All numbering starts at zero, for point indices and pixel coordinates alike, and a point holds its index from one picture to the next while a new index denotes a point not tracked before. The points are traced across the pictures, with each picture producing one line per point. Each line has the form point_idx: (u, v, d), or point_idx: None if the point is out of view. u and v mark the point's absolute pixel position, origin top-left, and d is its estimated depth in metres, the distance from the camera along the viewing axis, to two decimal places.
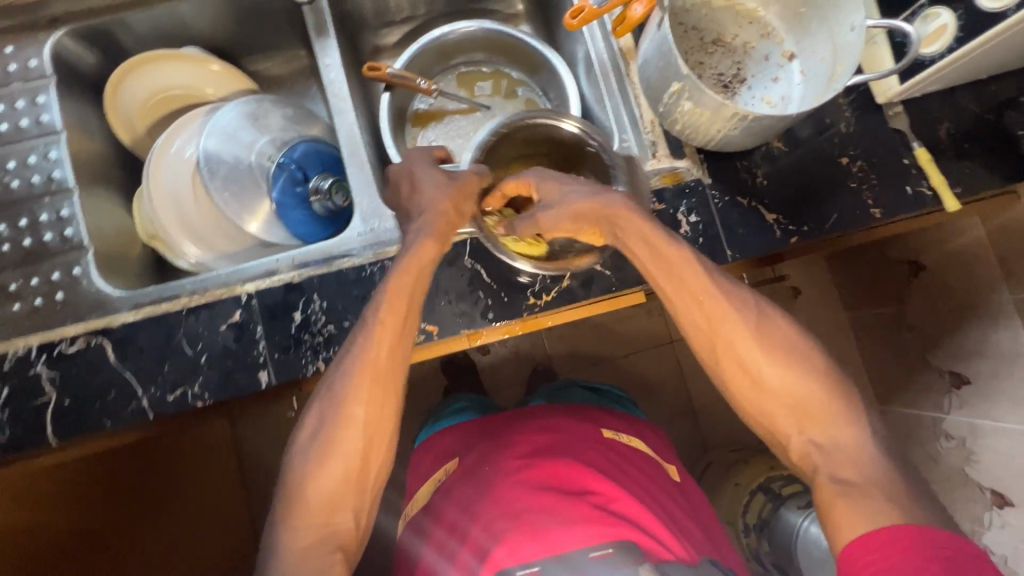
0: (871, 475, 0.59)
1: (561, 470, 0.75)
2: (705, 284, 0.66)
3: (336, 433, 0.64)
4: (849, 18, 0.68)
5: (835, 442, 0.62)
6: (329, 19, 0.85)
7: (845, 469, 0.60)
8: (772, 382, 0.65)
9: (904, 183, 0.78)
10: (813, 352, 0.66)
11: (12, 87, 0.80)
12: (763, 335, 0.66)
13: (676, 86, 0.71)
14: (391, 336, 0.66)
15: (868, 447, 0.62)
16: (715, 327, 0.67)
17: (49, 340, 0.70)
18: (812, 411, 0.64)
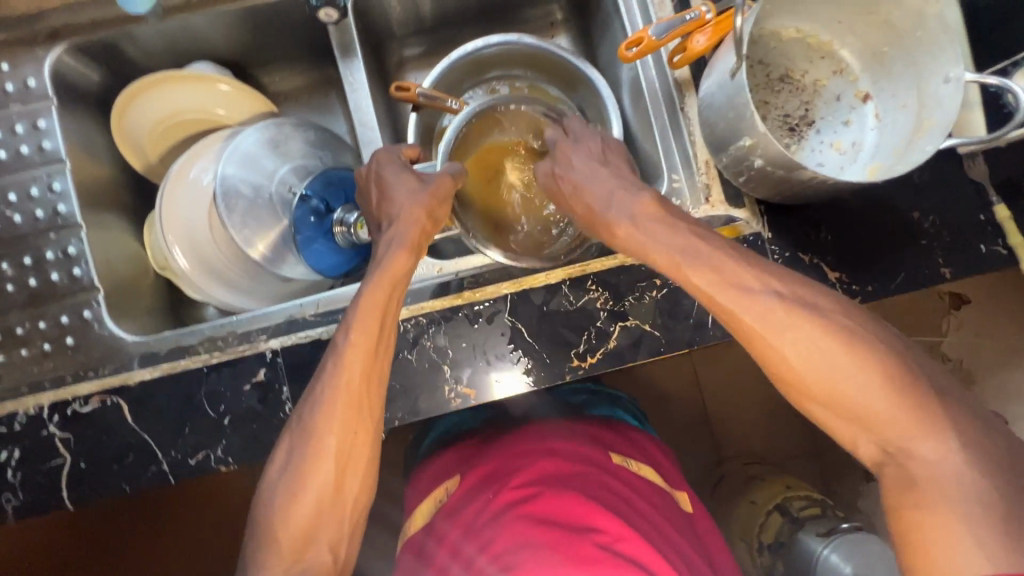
0: (965, 500, 0.47)
1: (569, 498, 0.63)
2: (740, 291, 0.55)
3: (311, 455, 0.59)
4: (942, 68, 0.61)
5: (926, 466, 0.50)
6: (356, 38, 0.78)
7: (929, 486, 0.49)
8: (834, 396, 0.53)
9: (978, 241, 0.72)
10: (891, 367, 0.52)
11: (10, 110, 0.73)
12: (824, 343, 0.53)
13: (747, 142, 0.62)
14: (360, 354, 0.61)
15: (962, 473, 0.48)
16: (758, 340, 0.55)
17: (62, 398, 0.65)
18: (888, 430, 0.52)
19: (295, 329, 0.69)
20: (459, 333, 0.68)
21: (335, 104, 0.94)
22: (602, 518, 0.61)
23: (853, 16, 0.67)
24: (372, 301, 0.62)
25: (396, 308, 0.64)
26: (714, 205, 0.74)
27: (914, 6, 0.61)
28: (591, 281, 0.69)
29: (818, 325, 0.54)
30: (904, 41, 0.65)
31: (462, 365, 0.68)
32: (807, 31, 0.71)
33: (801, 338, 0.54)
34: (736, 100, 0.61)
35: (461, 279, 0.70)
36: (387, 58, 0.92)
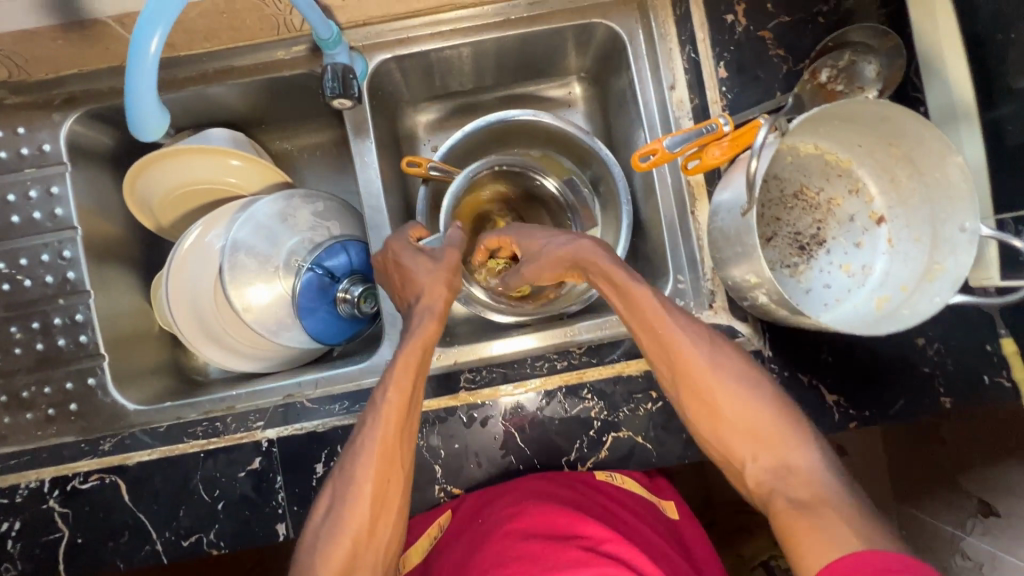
0: (827, 497, 0.54)
1: (552, 510, 0.62)
2: (662, 315, 0.63)
3: (350, 507, 0.59)
4: (957, 215, 0.60)
5: (790, 465, 0.57)
6: (370, 120, 0.78)
7: (795, 485, 0.56)
8: (724, 408, 0.61)
9: (982, 371, 0.70)
10: (762, 381, 0.62)
11: (24, 174, 0.74)
12: (717, 361, 0.62)
13: (752, 279, 0.62)
14: (395, 410, 0.62)
15: (820, 470, 0.56)
16: (671, 356, 0.63)
17: (63, 474, 0.69)
18: (768, 437, 0.59)
19: (292, 418, 0.71)
20: (453, 433, 0.69)
21: (346, 165, 0.94)
22: (590, 529, 0.60)
23: (873, 142, 0.65)
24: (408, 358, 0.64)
25: (426, 366, 0.66)
26: (717, 311, 0.75)
27: (935, 149, 0.59)
28: (587, 389, 0.70)
29: (711, 346, 0.63)
30: (921, 176, 0.63)
31: (453, 464, 0.69)
32: (824, 148, 0.70)
33: (702, 356, 0.62)
34: (744, 236, 0.61)
35: (459, 375, 0.72)
36: (402, 121, 0.90)
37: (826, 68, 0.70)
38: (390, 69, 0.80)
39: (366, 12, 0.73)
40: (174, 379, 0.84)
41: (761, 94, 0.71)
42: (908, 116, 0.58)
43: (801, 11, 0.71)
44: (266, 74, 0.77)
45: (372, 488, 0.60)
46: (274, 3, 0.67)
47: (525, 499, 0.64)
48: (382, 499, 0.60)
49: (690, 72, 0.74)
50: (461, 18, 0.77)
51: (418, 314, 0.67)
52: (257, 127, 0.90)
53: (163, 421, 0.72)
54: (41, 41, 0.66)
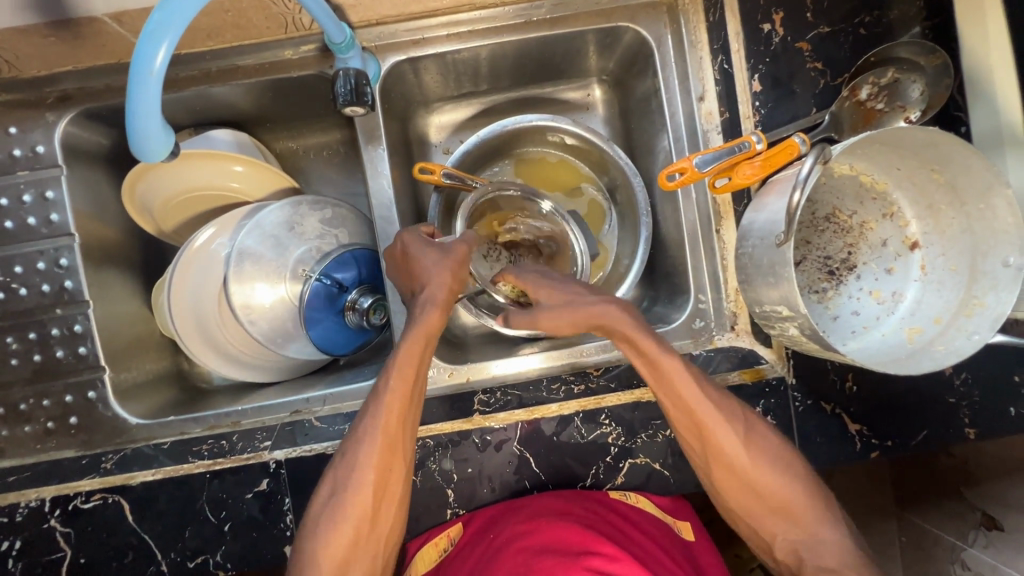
0: (847, 563, 0.56)
1: (562, 526, 0.59)
2: (690, 384, 0.59)
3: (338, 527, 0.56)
4: (1000, 250, 0.58)
5: (819, 541, 0.58)
6: (382, 127, 0.75)
7: (822, 557, 0.57)
8: (756, 484, 0.59)
9: (1010, 402, 0.68)
10: (790, 454, 0.61)
11: (17, 177, 0.70)
12: (748, 440, 0.60)
13: (783, 310, 0.60)
14: (401, 397, 0.59)
15: (846, 544, 0.58)
16: (699, 430, 0.60)
17: (64, 493, 0.67)
18: (797, 513, 0.59)
19: (301, 438, 0.69)
20: (466, 457, 0.67)
21: (355, 167, 0.90)
22: (603, 546, 0.56)
23: (914, 167, 0.62)
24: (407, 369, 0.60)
25: (428, 360, 0.63)
26: (740, 334, 0.74)
27: (983, 179, 0.56)
28: (605, 415, 0.68)
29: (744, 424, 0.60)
30: (960, 205, 0.61)
31: (466, 490, 0.67)
32: (860, 169, 0.67)
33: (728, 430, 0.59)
34: (777, 266, 0.58)
35: (473, 396, 0.70)
36: (414, 123, 0.85)
37: (867, 84, 0.67)
38: (403, 71, 0.76)
39: (380, 11, 0.69)
40: (176, 389, 0.82)
41: (796, 111, 0.68)
42: (956, 145, 0.55)
43: (843, 20, 0.68)
44: (272, 74, 0.73)
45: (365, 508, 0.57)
46: (283, 1, 0.63)
47: (540, 518, 0.61)
48: (375, 517, 0.57)
49: (721, 84, 0.70)
50: (480, 18, 0.73)
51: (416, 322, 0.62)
52: (261, 127, 0.85)
53: (167, 437, 0.71)
54: (33, 38, 0.62)
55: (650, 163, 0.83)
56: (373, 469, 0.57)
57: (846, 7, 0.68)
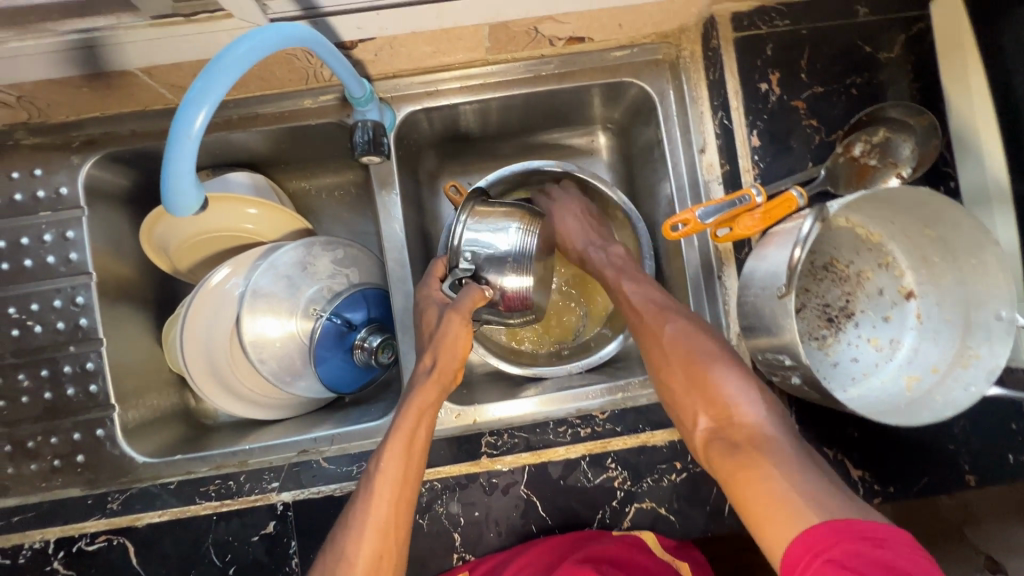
0: (763, 440, 0.54)
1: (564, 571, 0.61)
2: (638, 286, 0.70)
3: (371, 487, 0.59)
4: (993, 304, 0.60)
5: (741, 424, 0.57)
6: (396, 172, 0.78)
7: (740, 434, 0.56)
8: (688, 376, 0.62)
9: (1007, 450, 0.70)
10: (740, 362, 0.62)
11: (39, 217, 0.72)
12: (693, 336, 0.63)
13: (786, 359, 0.61)
14: (398, 460, 0.59)
15: (768, 425, 0.56)
16: (645, 326, 0.67)
17: (68, 535, 0.68)
18: (721, 397, 0.59)
19: (307, 479, 0.69)
20: (473, 501, 0.68)
21: (366, 208, 0.92)
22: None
23: (907, 223, 0.65)
24: (433, 356, 0.65)
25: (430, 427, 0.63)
26: None
27: (974, 237, 0.59)
28: (611, 459, 0.69)
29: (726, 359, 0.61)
30: (954, 258, 0.63)
31: (472, 534, 0.67)
32: (856, 222, 0.70)
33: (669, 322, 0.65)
34: (779, 316, 0.60)
35: (480, 438, 0.70)
36: (425, 166, 0.88)
37: (859, 143, 0.70)
38: (417, 120, 0.79)
39: (397, 66, 0.73)
40: (182, 426, 0.82)
41: (793, 164, 0.71)
42: (948, 205, 0.58)
43: (836, 81, 0.72)
44: (291, 122, 0.76)
45: (394, 471, 0.59)
46: (307, 57, 0.66)
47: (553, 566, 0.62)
48: (405, 480, 0.60)
49: (722, 137, 0.73)
50: (491, 72, 0.76)
51: (422, 311, 0.68)
52: (276, 167, 0.88)
53: (173, 477, 0.70)
54: (66, 88, 0.64)
55: (653, 208, 0.86)
56: (399, 435, 0.60)
57: (837, 68, 0.72)
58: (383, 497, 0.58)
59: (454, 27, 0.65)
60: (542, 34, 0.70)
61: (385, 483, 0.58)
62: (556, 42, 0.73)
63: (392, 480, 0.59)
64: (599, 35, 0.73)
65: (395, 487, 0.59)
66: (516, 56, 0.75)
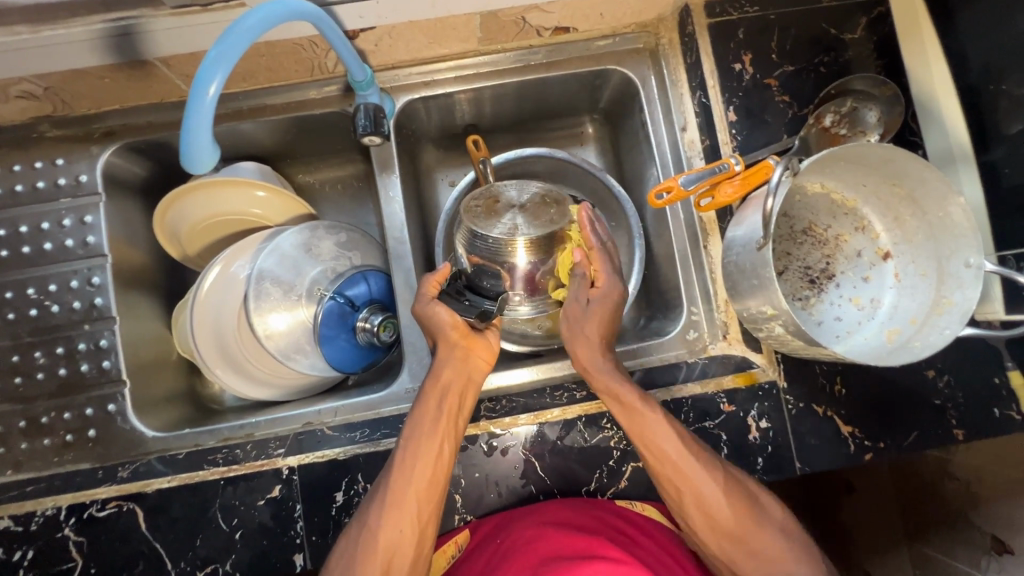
0: (816, 569, 0.59)
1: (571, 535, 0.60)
2: (683, 383, 0.66)
3: (405, 467, 0.61)
4: (961, 253, 0.63)
5: (791, 553, 0.61)
6: (395, 156, 0.82)
7: (792, 565, 0.60)
8: (728, 482, 0.63)
9: (992, 404, 0.72)
10: (769, 477, 0.64)
11: (59, 204, 0.77)
12: (735, 445, 0.64)
13: (768, 311, 0.64)
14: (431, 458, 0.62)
15: (811, 554, 0.61)
16: (673, 404, 0.65)
17: (79, 501, 0.69)
18: (769, 525, 0.62)
19: (311, 446, 0.71)
20: (474, 463, 0.70)
21: (367, 199, 0.97)
22: (609, 551, 0.58)
23: (878, 183, 0.69)
24: (437, 333, 0.68)
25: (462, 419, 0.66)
26: (731, 342, 0.76)
27: (938, 188, 0.63)
28: (607, 419, 0.71)
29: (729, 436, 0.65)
30: (926, 215, 0.67)
31: (473, 495, 0.69)
32: (830, 188, 0.74)
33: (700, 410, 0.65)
34: (760, 269, 0.63)
35: (479, 404, 0.72)
36: (422, 156, 0.93)
37: (829, 113, 0.75)
38: (415, 109, 0.84)
39: (395, 56, 0.78)
40: (190, 406, 0.84)
41: (768, 137, 0.76)
42: (911, 159, 0.62)
43: (805, 60, 0.77)
44: (297, 112, 0.81)
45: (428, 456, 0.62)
46: (312, 48, 0.72)
47: (544, 527, 0.62)
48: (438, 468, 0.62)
49: (701, 115, 0.78)
50: (483, 63, 0.82)
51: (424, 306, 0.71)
52: (281, 161, 0.93)
53: (181, 449, 0.73)
54: (90, 79, 0.70)
55: (641, 189, 0.89)
56: (431, 424, 0.63)
57: (805, 48, 0.77)
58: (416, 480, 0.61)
59: (447, 16, 0.71)
60: (530, 25, 0.76)
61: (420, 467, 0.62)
62: (544, 33, 0.79)
63: (426, 463, 0.62)
64: (582, 25, 0.79)
65: (433, 468, 0.62)
66: (506, 47, 0.81)
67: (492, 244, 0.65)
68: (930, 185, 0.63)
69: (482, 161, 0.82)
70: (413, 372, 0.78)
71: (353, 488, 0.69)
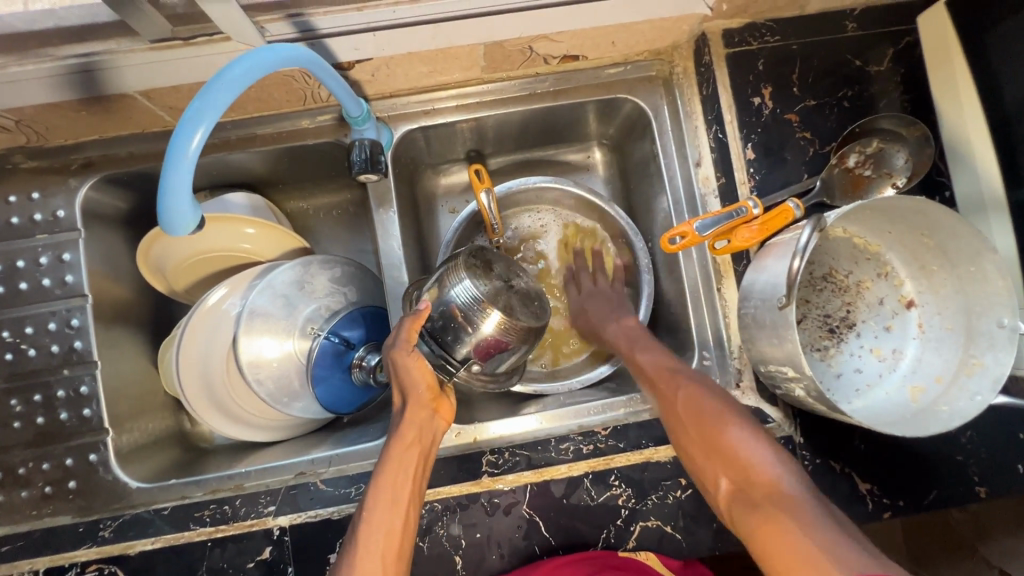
0: (788, 496, 0.50)
1: None
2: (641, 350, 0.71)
3: (361, 540, 0.54)
4: (995, 312, 0.59)
5: (761, 480, 0.52)
6: (393, 190, 0.78)
7: (763, 491, 0.51)
8: (693, 423, 0.60)
9: (1017, 462, 0.69)
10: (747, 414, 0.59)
11: (35, 241, 0.72)
12: (698, 389, 0.62)
13: (788, 371, 0.61)
14: (386, 523, 0.55)
15: (785, 480, 0.51)
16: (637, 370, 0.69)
17: (57, 565, 0.67)
18: (738, 453, 0.55)
19: (304, 503, 0.68)
20: (475, 522, 0.66)
21: (364, 227, 0.92)
22: None
23: (905, 232, 0.65)
24: (405, 390, 0.61)
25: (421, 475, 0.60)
26: (745, 391, 0.73)
27: (972, 244, 0.59)
28: (615, 476, 0.68)
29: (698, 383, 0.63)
30: (955, 268, 0.63)
31: (474, 557, 0.66)
32: (853, 232, 0.70)
33: (658, 364, 0.68)
34: (780, 327, 0.59)
35: (481, 458, 0.69)
36: (422, 184, 0.88)
37: (854, 154, 0.71)
38: (414, 138, 0.79)
39: (393, 85, 0.74)
40: (178, 449, 0.81)
41: (788, 176, 0.72)
42: (943, 213, 0.58)
43: (827, 94, 0.73)
44: (289, 143, 0.76)
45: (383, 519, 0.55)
46: (304, 79, 0.67)
47: None
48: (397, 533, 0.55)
49: (717, 151, 0.74)
50: (486, 91, 0.77)
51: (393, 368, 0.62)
52: (273, 188, 0.88)
53: (168, 502, 0.69)
54: (64, 112, 0.65)
55: (650, 222, 0.85)
56: (384, 481, 0.57)
57: (828, 81, 0.73)
58: (374, 551, 0.53)
59: (449, 47, 0.66)
60: (537, 53, 0.71)
61: (376, 536, 0.54)
62: (551, 60, 0.74)
63: (383, 531, 0.55)
64: (593, 53, 0.74)
65: (390, 536, 0.55)
66: (511, 74, 0.76)
67: (478, 315, 0.62)
68: (963, 240, 0.59)
69: (484, 195, 0.78)
70: None
71: None
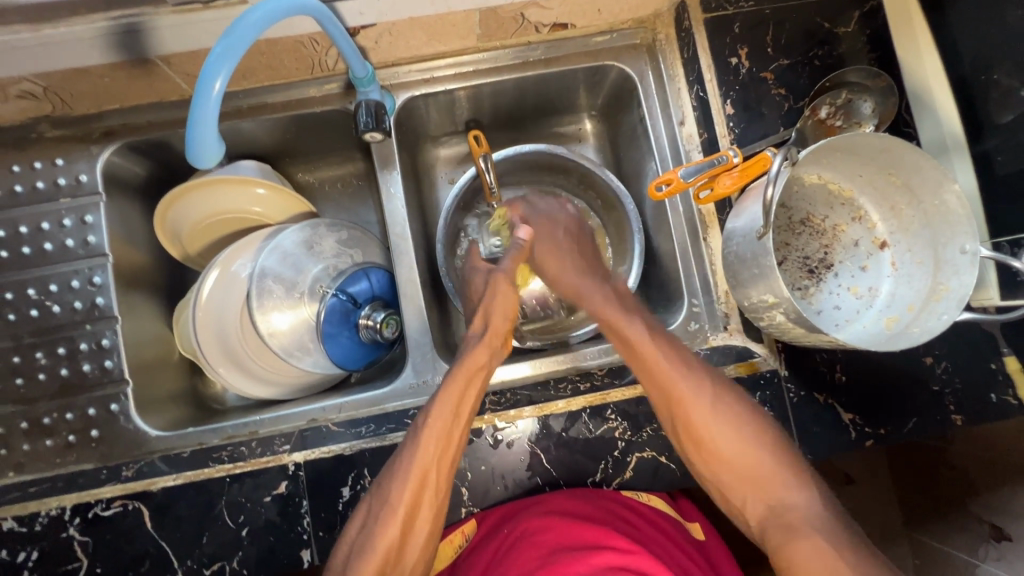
0: (815, 522, 0.56)
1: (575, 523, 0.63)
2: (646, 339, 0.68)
3: (418, 443, 0.61)
4: (958, 239, 0.64)
5: (787, 508, 0.58)
6: (396, 152, 0.83)
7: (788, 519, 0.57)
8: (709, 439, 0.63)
9: (989, 390, 0.73)
10: (748, 411, 0.64)
11: (59, 204, 0.76)
12: (716, 398, 0.64)
13: (769, 299, 0.65)
14: (441, 433, 0.62)
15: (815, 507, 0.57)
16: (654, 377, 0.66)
17: (84, 500, 0.69)
18: (761, 479, 0.60)
19: (316, 442, 0.71)
20: (480, 456, 0.70)
21: (368, 197, 0.97)
22: (616, 540, 0.62)
23: (874, 173, 0.70)
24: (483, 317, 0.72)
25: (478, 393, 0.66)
26: (732, 333, 0.78)
27: (933, 177, 0.64)
28: (611, 410, 0.72)
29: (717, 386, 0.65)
30: (922, 204, 0.68)
31: (479, 487, 0.69)
32: (828, 178, 0.75)
33: (676, 364, 0.65)
34: (760, 258, 0.64)
35: (485, 398, 0.73)
36: (422, 154, 0.93)
37: (825, 106, 0.77)
38: (415, 106, 0.85)
39: (395, 54, 0.79)
40: (193, 406, 0.84)
41: (765, 129, 0.77)
42: (907, 148, 0.63)
43: (799, 54, 0.78)
44: (297, 110, 0.81)
45: (440, 429, 0.62)
46: (313, 45, 0.72)
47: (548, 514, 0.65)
48: (448, 440, 0.62)
49: (699, 109, 0.79)
50: (481, 59, 0.82)
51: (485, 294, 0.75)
52: (281, 160, 0.93)
53: (186, 447, 0.73)
54: (90, 78, 0.70)
55: (639, 183, 0.90)
56: (446, 397, 0.64)
57: (801, 41, 0.78)
58: (429, 447, 0.61)
59: (447, 13, 0.71)
60: (529, 20, 0.77)
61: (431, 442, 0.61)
62: (542, 29, 0.79)
63: (440, 436, 0.62)
64: (580, 21, 0.80)
65: (444, 444, 0.62)
66: (505, 44, 0.81)
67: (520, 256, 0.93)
68: (928, 175, 0.64)
69: (483, 160, 0.83)
70: (417, 368, 0.79)
71: (360, 482, 0.69)
